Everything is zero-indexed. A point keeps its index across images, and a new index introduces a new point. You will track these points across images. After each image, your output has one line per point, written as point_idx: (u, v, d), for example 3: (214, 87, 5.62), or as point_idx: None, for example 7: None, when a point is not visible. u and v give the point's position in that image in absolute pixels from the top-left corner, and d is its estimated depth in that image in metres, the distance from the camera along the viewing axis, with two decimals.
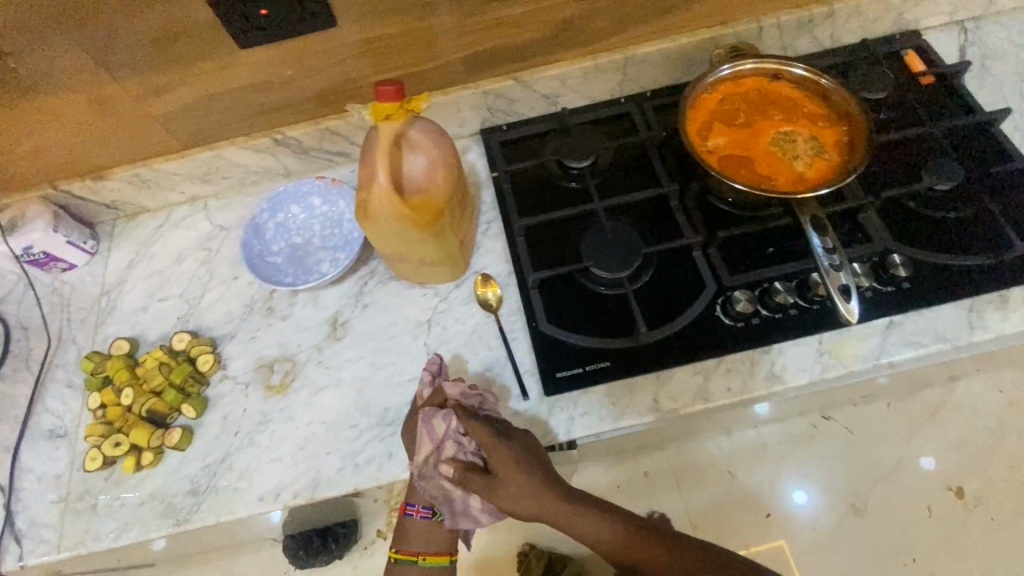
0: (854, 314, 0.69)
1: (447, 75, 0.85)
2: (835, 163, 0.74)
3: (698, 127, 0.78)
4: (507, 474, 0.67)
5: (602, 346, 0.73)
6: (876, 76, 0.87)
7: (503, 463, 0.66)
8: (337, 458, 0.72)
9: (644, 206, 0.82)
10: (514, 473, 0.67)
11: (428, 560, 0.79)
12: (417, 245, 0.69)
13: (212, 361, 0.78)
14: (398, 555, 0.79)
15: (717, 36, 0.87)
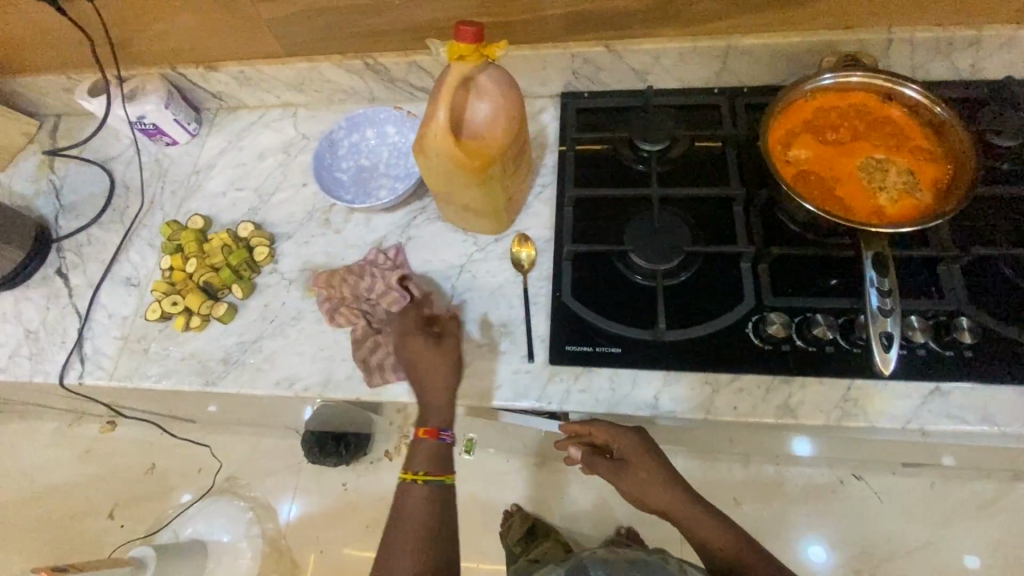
0: (888, 367, 0.60)
1: (539, 31, 0.85)
2: (925, 204, 0.67)
3: (782, 132, 0.72)
4: (629, 460, 0.75)
5: (618, 331, 0.73)
6: (1011, 121, 0.77)
7: (632, 450, 0.75)
8: (349, 368, 0.77)
9: (705, 205, 0.79)
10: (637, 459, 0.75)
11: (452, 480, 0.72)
12: (464, 190, 0.72)
13: (266, 253, 0.86)
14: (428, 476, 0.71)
15: (836, 41, 0.79)
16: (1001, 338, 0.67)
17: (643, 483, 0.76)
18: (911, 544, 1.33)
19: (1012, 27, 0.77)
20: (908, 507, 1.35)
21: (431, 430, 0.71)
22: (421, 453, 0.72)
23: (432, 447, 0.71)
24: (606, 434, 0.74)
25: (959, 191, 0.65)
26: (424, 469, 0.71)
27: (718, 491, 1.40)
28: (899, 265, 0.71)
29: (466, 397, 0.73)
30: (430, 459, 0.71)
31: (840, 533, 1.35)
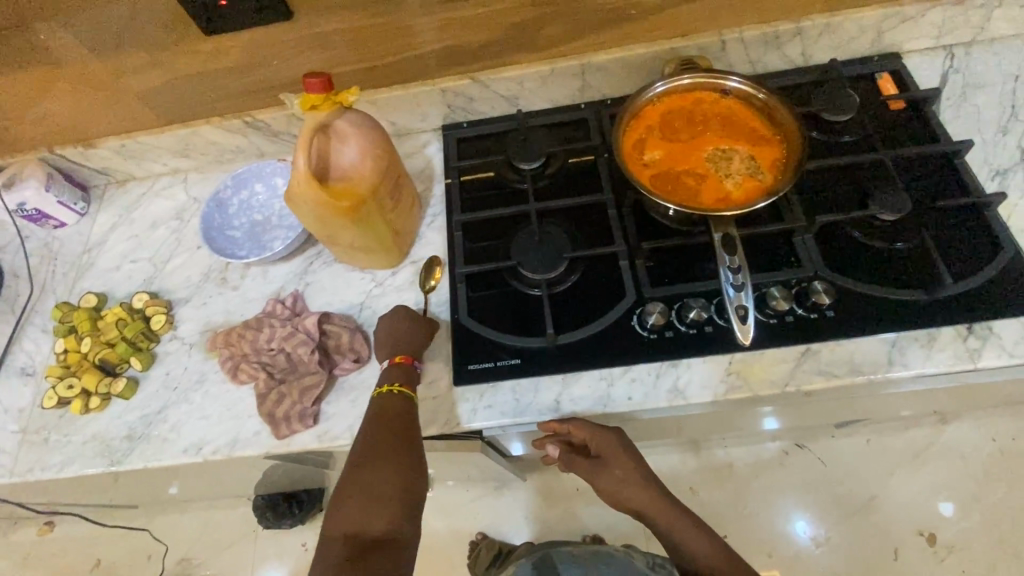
0: (747, 337, 0.70)
1: (406, 71, 0.88)
2: (765, 184, 0.73)
3: (634, 139, 0.78)
4: (608, 459, 0.73)
5: (514, 343, 0.75)
6: (841, 98, 0.84)
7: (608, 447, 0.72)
8: (257, 422, 0.77)
9: (583, 212, 0.84)
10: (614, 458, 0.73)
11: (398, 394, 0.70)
12: (345, 232, 0.73)
13: (164, 321, 0.85)
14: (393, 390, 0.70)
15: (678, 48, 0.86)
16: (858, 293, 0.72)
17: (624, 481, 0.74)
18: (859, 503, 1.38)
19: (827, 16, 0.85)
20: (851, 467, 1.41)
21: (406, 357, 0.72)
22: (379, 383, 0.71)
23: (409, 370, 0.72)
24: (582, 433, 0.71)
25: (790, 170, 0.71)
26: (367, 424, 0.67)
27: (673, 483, 1.43)
28: (759, 242, 0.77)
29: None
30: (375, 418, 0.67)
31: (792, 503, 1.39)
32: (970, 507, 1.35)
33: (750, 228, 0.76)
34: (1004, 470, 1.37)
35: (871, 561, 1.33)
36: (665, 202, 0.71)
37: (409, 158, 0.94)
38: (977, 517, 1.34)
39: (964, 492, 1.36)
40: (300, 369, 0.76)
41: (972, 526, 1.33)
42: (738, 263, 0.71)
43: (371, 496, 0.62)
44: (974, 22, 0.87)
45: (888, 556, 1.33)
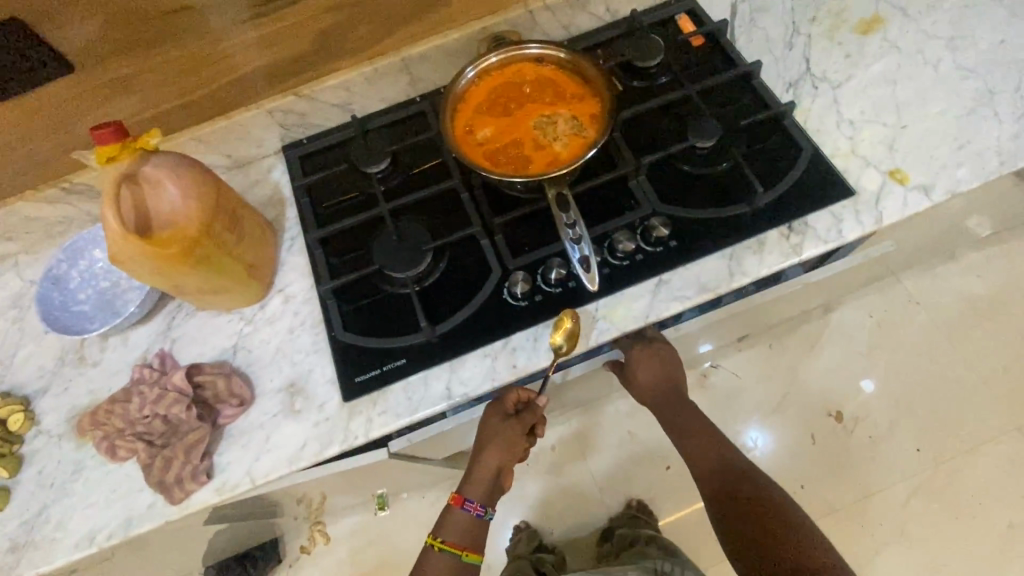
0: (592, 285, 0.75)
1: (224, 101, 0.85)
2: (589, 139, 0.77)
3: (464, 121, 0.80)
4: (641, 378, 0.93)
5: (395, 344, 0.76)
6: (647, 45, 0.90)
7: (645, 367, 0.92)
8: (150, 494, 0.73)
9: (438, 201, 0.85)
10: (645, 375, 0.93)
11: (471, 554, 0.86)
12: (191, 279, 0.70)
13: (22, 419, 0.78)
14: (443, 544, 0.86)
15: (489, 26, 0.89)
16: (694, 218, 0.78)
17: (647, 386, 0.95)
18: (776, 403, 1.50)
19: None
20: (761, 374, 1.53)
21: (457, 499, 0.87)
22: (448, 526, 0.86)
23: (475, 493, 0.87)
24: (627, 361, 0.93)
25: (606, 121, 0.76)
26: (443, 536, 0.86)
27: None
28: (601, 193, 0.82)
29: (274, 470, 0.72)
30: (453, 529, 0.86)
31: (720, 420, 1.50)
32: (864, 380, 1.50)
33: (589, 181, 0.80)
34: (883, 340, 1.53)
35: (795, 451, 1.46)
36: (500, 176, 0.74)
37: (255, 188, 0.92)
38: (871, 387, 1.50)
39: (857, 368, 1.52)
40: (181, 429, 0.73)
41: (869, 396, 1.49)
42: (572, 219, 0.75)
43: (471, 528, 0.86)
44: None
45: (807, 442, 1.46)
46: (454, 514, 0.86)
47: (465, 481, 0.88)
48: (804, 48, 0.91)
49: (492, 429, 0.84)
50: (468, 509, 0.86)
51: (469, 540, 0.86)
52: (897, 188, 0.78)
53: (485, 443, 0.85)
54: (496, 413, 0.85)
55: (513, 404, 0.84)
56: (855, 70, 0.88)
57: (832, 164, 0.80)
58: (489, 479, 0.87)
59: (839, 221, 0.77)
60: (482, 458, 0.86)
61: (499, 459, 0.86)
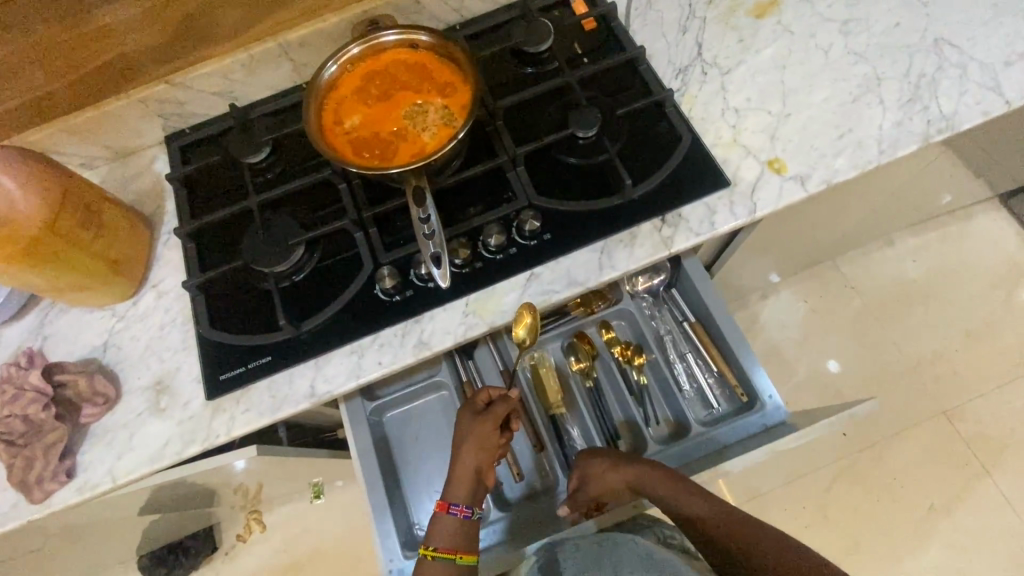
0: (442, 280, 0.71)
1: (92, 91, 0.83)
2: (457, 129, 0.75)
3: (333, 111, 0.78)
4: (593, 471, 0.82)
5: (261, 340, 0.75)
6: (536, 28, 0.87)
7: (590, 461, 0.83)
8: (11, 494, 0.73)
9: (316, 193, 0.83)
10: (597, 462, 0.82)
11: (466, 559, 0.73)
12: (39, 277, 0.69)
13: None
14: (436, 553, 0.73)
15: (370, 9, 0.85)
16: (568, 211, 0.76)
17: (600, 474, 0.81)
18: None
19: None
20: None
21: (443, 504, 0.76)
22: (437, 531, 0.75)
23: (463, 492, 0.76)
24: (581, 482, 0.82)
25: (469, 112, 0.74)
26: (435, 543, 0.74)
27: None
28: (477, 184, 0.80)
29: (136, 468, 0.72)
30: (444, 536, 0.74)
31: None
32: (796, 366, 1.51)
33: (463, 173, 0.79)
34: (817, 327, 1.54)
35: None
36: (358, 167, 0.72)
37: (136, 179, 0.89)
38: (803, 373, 1.50)
39: (790, 354, 1.52)
40: (41, 429, 0.71)
41: (800, 382, 1.49)
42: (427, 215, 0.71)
43: (463, 530, 0.75)
44: None
45: None
46: (441, 520, 0.75)
47: (447, 484, 0.77)
48: (698, 33, 0.88)
49: (467, 428, 0.78)
50: (455, 513, 0.75)
51: (464, 545, 0.75)
52: (774, 178, 0.77)
53: (461, 443, 0.78)
54: (468, 414, 0.80)
55: (484, 400, 0.81)
56: (746, 56, 0.86)
57: (711, 153, 0.79)
58: (473, 480, 0.77)
59: (712, 213, 0.76)
60: (460, 458, 0.78)
61: (477, 456, 0.77)
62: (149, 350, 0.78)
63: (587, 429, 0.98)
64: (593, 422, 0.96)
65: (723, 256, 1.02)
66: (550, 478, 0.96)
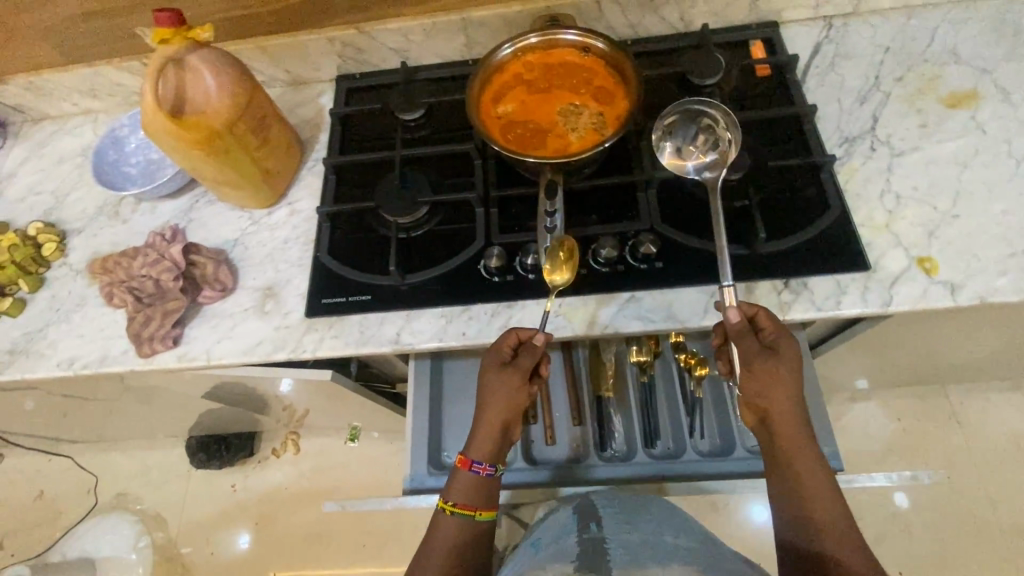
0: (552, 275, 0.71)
1: (293, 20, 0.92)
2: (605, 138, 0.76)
3: (493, 91, 0.82)
4: (777, 411, 0.65)
5: (365, 279, 0.80)
6: (709, 61, 0.86)
7: (778, 382, 0.64)
8: (125, 342, 0.82)
9: (451, 161, 0.87)
10: (779, 398, 0.65)
11: (486, 515, 0.74)
12: (206, 164, 0.77)
13: (55, 248, 0.90)
14: (454, 508, 0.73)
15: (554, 6, 0.88)
16: (687, 246, 0.75)
17: (788, 425, 0.65)
18: None
19: None
20: None
21: (464, 462, 0.73)
22: (455, 486, 0.73)
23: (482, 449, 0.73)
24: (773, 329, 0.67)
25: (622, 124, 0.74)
26: (453, 498, 0.73)
27: None
28: (606, 195, 0.80)
29: (228, 355, 0.79)
30: (462, 492, 0.72)
31: None
32: (867, 482, 1.38)
33: (595, 180, 0.79)
34: (902, 449, 1.40)
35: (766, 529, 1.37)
36: (503, 149, 0.74)
37: (303, 106, 0.98)
38: (872, 493, 1.37)
39: (864, 467, 1.39)
40: (166, 295, 0.80)
41: (865, 500, 1.37)
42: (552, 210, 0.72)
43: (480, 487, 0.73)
44: None
45: None
46: (459, 476, 0.73)
47: (469, 441, 0.73)
48: (877, 107, 0.83)
49: (493, 384, 0.71)
50: (475, 472, 0.72)
51: (484, 500, 0.73)
52: (921, 277, 0.71)
53: (486, 404, 0.72)
54: (493, 363, 0.72)
55: (511, 348, 0.72)
56: (925, 143, 0.80)
57: (857, 232, 0.74)
58: (498, 438, 0.72)
59: (841, 292, 0.71)
60: (483, 413, 0.72)
61: (504, 415, 0.72)
62: (271, 257, 0.85)
63: (631, 419, 0.96)
64: (638, 418, 0.95)
65: (831, 340, 0.95)
66: (579, 450, 0.93)
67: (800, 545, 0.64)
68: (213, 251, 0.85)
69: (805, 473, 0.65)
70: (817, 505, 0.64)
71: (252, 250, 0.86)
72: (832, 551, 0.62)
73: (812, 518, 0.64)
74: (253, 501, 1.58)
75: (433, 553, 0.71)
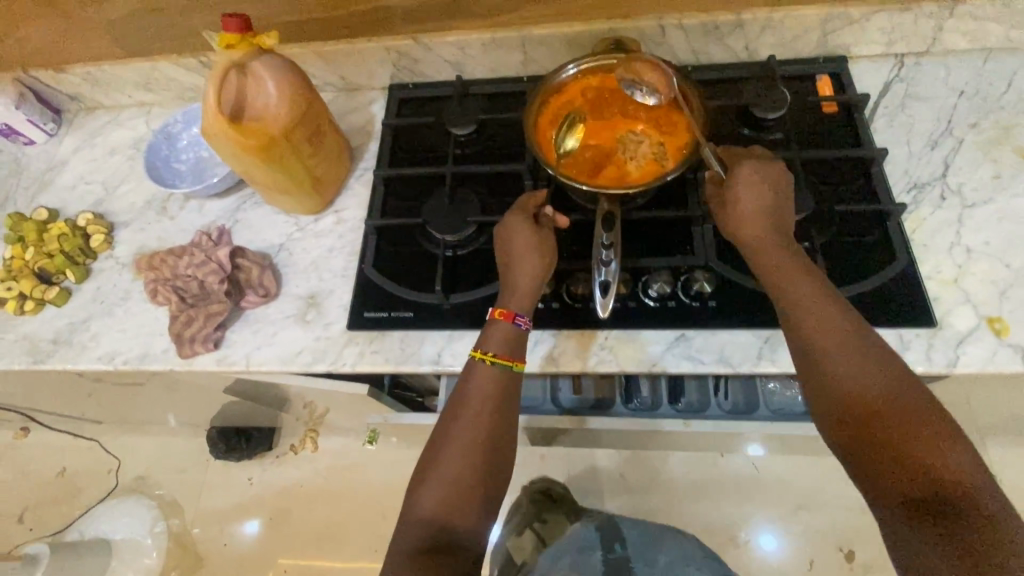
0: (603, 308, 0.66)
1: (351, 27, 0.92)
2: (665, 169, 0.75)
3: (552, 113, 0.80)
4: (754, 241, 0.67)
5: (409, 296, 0.79)
6: (774, 94, 0.83)
7: (759, 211, 0.68)
8: (166, 341, 0.82)
9: (501, 180, 0.86)
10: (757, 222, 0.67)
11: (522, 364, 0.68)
12: (260, 170, 0.76)
13: (102, 240, 0.91)
14: (493, 358, 0.67)
15: (616, 29, 0.86)
16: (742, 287, 0.73)
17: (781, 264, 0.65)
18: (789, 507, 1.38)
19: (767, 11, 0.84)
20: (782, 477, 1.41)
21: (507, 313, 0.69)
22: (490, 336, 0.69)
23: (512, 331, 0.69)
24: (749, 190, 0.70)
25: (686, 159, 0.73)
26: (489, 348, 0.68)
27: (603, 469, 1.45)
28: (660, 227, 0.78)
29: (268, 362, 0.78)
30: (501, 340, 0.68)
31: (719, 504, 1.40)
32: None
33: (649, 211, 0.77)
34: None
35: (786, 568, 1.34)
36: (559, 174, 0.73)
37: (354, 113, 0.98)
38: None
39: None
40: (210, 297, 0.80)
41: None
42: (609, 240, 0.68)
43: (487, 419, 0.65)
44: (926, 31, 0.85)
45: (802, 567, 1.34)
46: (496, 325, 0.69)
47: (508, 294, 0.71)
48: (948, 153, 0.80)
49: (520, 228, 0.72)
50: (518, 325, 0.69)
51: (521, 354, 0.69)
52: (989, 338, 0.68)
53: (523, 259, 0.71)
54: (520, 219, 0.72)
55: (533, 211, 0.74)
56: (998, 195, 0.76)
57: (923, 285, 0.71)
58: (536, 287, 0.71)
59: (903, 348, 0.68)
60: (514, 254, 0.71)
61: (540, 262, 0.71)
62: (315, 264, 0.85)
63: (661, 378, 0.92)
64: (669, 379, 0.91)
65: None
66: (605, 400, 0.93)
67: (825, 382, 0.58)
68: (259, 255, 0.85)
69: (830, 329, 0.59)
70: (833, 327, 0.60)
71: (296, 256, 0.86)
72: (906, 432, 0.52)
73: (834, 358, 0.58)
74: (269, 495, 1.58)
75: (458, 438, 0.64)
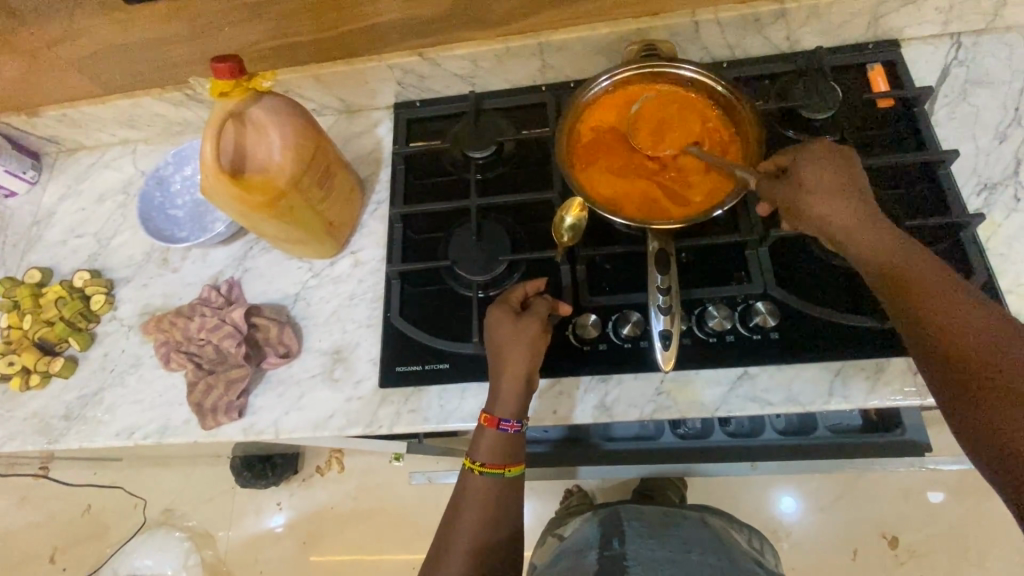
0: (666, 363, 0.63)
1: (348, 46, 0.83)
2: (589, 175, 0.72)
3: (670, 93, 0.74)
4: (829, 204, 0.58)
5: (443, 347, 0.73)
6: (824, 92, 0.75)
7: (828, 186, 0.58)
8: (186, 411, 0.77)
9: (529, 208, 0.79)
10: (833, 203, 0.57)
11: (512, 471, 0.66)
12: (268, 225, 0.69)
13: (103, 302, 0.84)
14: (484, 469, 0.65)
15: (645, 29, 0.78)
16: (805, 318, 0.67)
17: (867, 233, 0.56)
18: (829, 499, 1.35)
19: None
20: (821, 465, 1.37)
21: (491, 420, 0.65)
22: (479, 444, 0.65)
23: (500, 437, 0.65)
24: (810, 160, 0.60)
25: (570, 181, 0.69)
26: (480, 458, 0.65)
27: None
28: (711, 254, 0.71)
29: (299, 429, 0.73)
30: (490, 450, 0.65)
31: (757, 496, 1.38)
32: (942, 513, 1.30)
33: (698, 238, 0.71)
34: (978, 480, 1.30)
35: (830, 557, 1.33)
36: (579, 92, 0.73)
37: (358, 138, 0.90)
38: (945, 524, 1.30)
39: (940, 497, 1.31)
40: (228, 362, 0.74)
41: (938, 532, 1.29)
42: (664, 286, 0.65)
43: (483, 518, 0.64)
44: (987, 7, 0.77)
45: (846, 555, 1.32)
46: (483, 434, 0.65)
47: (493, 397, 0.66)
48: (1019, 145, 0.73)
49: (507, 339, 0.64)
50: (504, 430, 0.65)
51: (513, 456, 0.66)
52: None
53: (506, 361, 0.64)
54: (505, 317, 0.66)
55: (519, 302, 0.68)
56: None
57: (1004, 301, 0.66)
58: (525, 390, 0.65)
59: None
60: (506, 364, 0.64)
61: (530, 365, 0.64)
62: (336, 315, 0.79)
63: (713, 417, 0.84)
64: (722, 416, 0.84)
65: None
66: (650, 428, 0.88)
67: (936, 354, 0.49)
68: (274, 311, 0.79)
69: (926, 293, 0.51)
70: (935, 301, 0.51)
71: (314, 306, 0.80)
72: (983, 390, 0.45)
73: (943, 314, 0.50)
74: (300, 520, 1.56)
75: (455, 544, 0.63)
